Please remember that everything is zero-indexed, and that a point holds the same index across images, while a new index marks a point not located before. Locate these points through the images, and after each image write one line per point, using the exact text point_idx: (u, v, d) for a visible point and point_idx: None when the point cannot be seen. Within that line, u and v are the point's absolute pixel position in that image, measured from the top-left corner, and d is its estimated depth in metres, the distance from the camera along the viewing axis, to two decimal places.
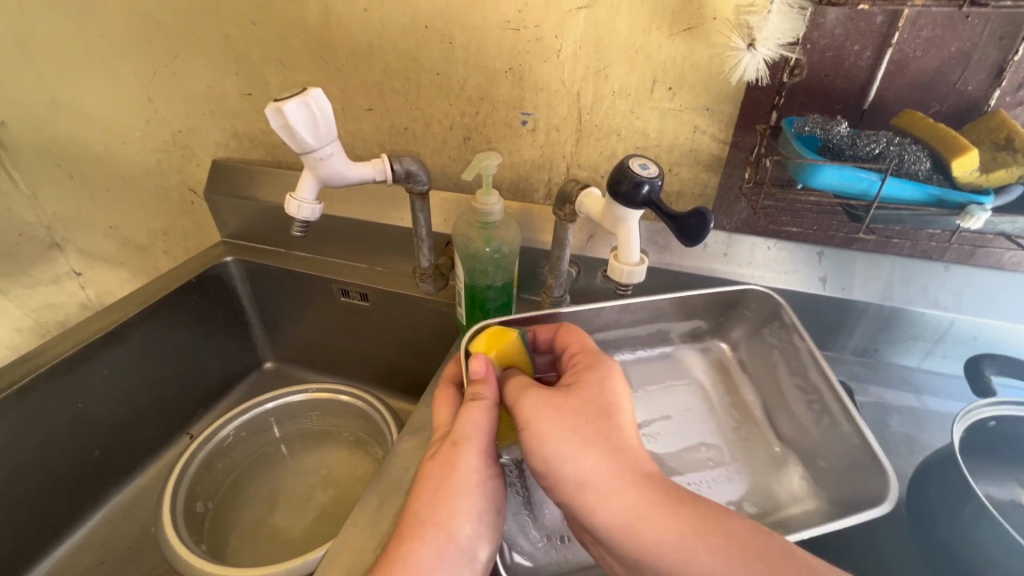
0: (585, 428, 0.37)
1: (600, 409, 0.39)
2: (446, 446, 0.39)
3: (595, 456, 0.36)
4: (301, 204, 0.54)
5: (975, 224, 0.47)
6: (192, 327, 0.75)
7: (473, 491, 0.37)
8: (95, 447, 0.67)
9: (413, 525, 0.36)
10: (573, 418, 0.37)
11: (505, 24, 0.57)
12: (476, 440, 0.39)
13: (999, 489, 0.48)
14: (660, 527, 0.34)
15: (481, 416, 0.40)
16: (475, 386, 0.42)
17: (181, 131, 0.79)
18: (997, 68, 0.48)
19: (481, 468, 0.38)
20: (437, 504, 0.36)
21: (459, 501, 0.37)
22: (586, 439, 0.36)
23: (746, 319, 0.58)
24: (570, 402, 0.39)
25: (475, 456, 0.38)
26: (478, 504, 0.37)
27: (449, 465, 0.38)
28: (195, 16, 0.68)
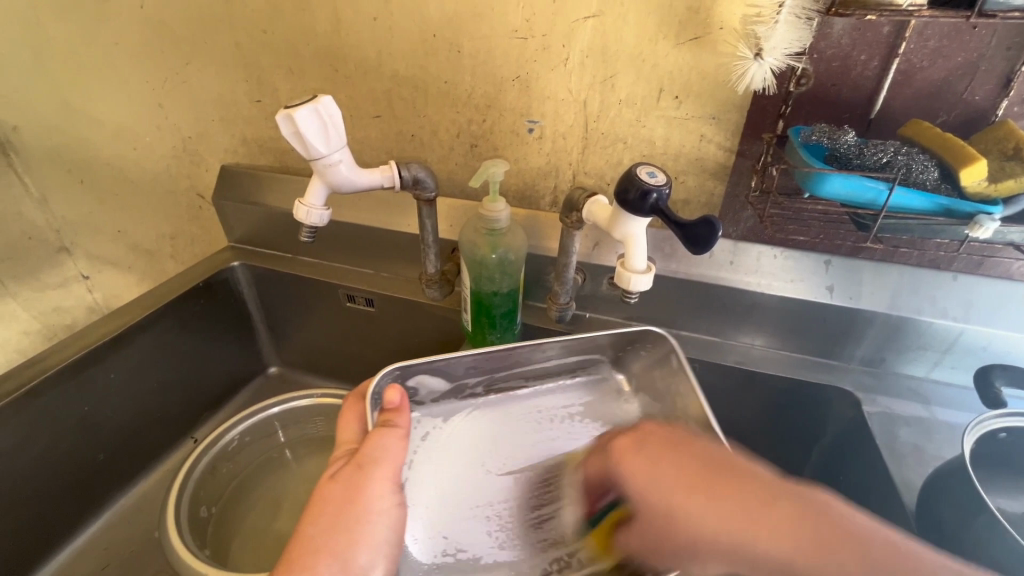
0: (712, 512, 0.35)
1: (685, 470, 0.37)
2: (351, 469, 0.40)
3: (725, 528, 0.34)
4: (310, 210, 0.55)
5: (984, 234, 0.46)
6: (199, 332, 0.76)
7: (374, 518, 0.39)
8: (102, 450, 0.68)
9: (305, 550, 0.37)
10: (688, 512, 0.35)
11: (513, 33, 0.58)
12: (386, 463, 0.41)
13: (1012, 502, 0.47)
14: (724, 519, 0.35)
15: (389, 441, 0.42)
16: (386, 415, 0.44)
17: (190, 137, 0.80)
18: (1005, 78, 0.48)
19: (387, 494, 0.40)
20: (333, 530, 0.38)
21: (358, 530, 0.38)
22: (708, 505, 0.35)
23: (648, 356, 0.54)
24: (661, 499, 0.36)
25: (382, 481, 0.40)
26: (376, 534, 0.38)
27: (353, 491, 0.39)
28: (206, 23, 0.68)
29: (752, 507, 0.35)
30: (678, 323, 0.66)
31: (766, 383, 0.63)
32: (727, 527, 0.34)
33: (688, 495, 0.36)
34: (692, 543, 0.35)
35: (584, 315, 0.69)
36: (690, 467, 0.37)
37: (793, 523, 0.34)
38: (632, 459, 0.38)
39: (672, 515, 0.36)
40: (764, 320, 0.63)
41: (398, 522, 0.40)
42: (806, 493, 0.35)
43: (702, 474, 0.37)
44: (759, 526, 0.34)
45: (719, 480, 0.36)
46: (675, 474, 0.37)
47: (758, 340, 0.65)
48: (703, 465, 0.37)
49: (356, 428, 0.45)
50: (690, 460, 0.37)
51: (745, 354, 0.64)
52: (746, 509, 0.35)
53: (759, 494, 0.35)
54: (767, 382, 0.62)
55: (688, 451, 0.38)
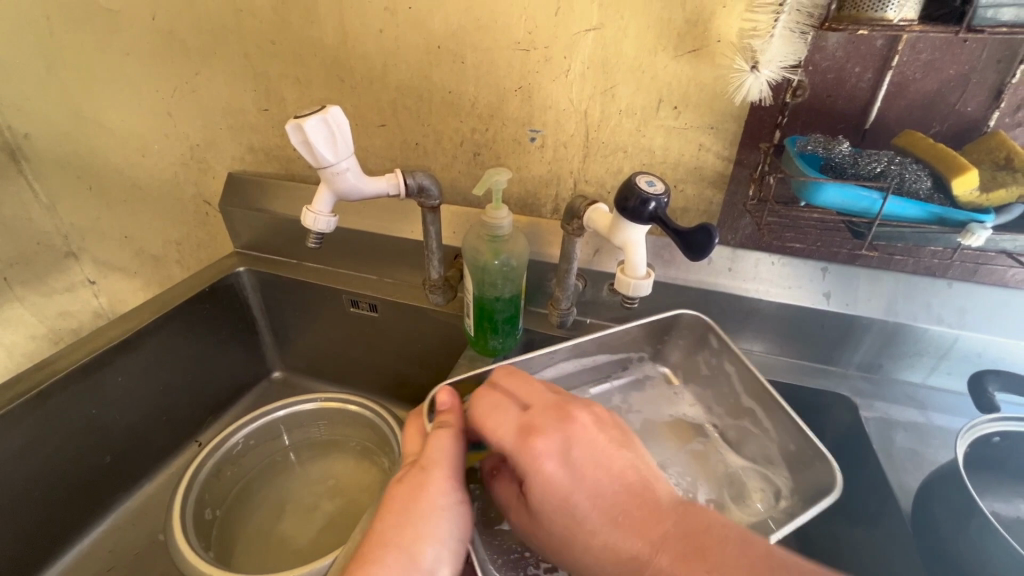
0: (613, 530, 0.36)
1: (601, 494, 0.37)
2: (415, 471, 0.41)
3: (617, 533, 0.36)
4: (317, 217, 0.56)
5: (975, 241, 0.47)
6: (205, 336, 0.77)
7: (441, 513, 0.39)
8: (108, 453, 0.68)
9: (376, 545, 0.37)
10: (588, 516, 0.37)
11: (515, 45, 0.59)
12: (444, 464, 0.41)
13: (1006, 506, 0.48)
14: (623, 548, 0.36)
15: (445, 440, 0.42)
16: (441, 417, 0.44)
17: (198, 145, 0.81)
18: (996, 90, 0.50)
19: (449, 491, 0.40)
20: (402, 525, 0.38)
21: (422, 525, 0.38)
22: (614, 534, 0.36)
23: (683, 343, 0.59)
24: (568, 508, 0.37)
25: (444, 480, 0.40)
26: (443, 528, 0.38)
27: (416, 489, 0.39)
28: (216, 35, 0.70)
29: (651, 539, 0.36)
30: None
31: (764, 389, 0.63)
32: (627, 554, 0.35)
33: (597, 523, 0.36)
34: (580, 543, 0.36)
35: (585, 320, 0.70)
36: (600, 483, 0.38)
37: (678, 549, 0.35)
38: (552, 463, 0.38)
39: (581, 537, 0.36)
40: (763, 326, 0.64)
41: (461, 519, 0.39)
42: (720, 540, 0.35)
43: (616, 494, 0.37)
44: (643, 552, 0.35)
45: (632, 509, 0.37)
46: (585, 493, 0.37)
47: (757, 347, 0.65)
48: (619, 495, 0.38)
49: (417, 439, 0.46)
50: (604, 479, 0.38)
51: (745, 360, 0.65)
52: (644, 527, 0.36)
53: (648, 508, 0.37)
54: (766, 387, 0.63)
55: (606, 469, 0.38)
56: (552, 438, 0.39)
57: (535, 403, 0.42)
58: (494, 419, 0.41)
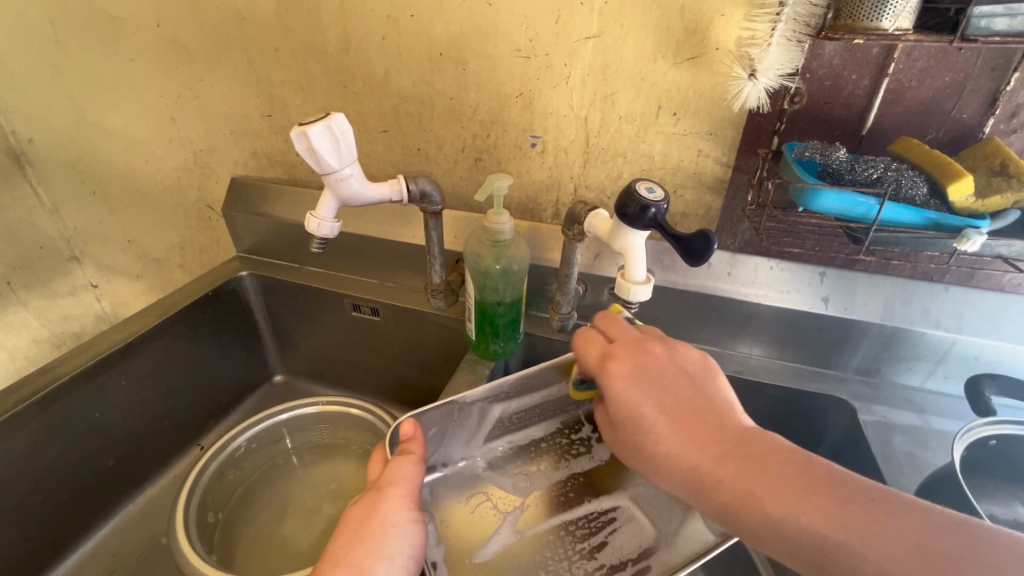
0: (680, 436, 0.40)
1: (675, 407, 0.42)
2: (371, 493, 0.42)
3: (683, 443, 0.40)
4: (320, 222, 0.56)
5: (971, 246, 0.48)
6: (207, 340, 0.77)
7: (393, 530, 0.39)
8: (111, 456, 0.69)
9: (329, 563, 0.37)
10: (658, 427, 0.41)
11: (516, 52, 0.60)
12: (404, 485, 0.42)
13: (1002, 509, 0.48)
14: (688, 454, 0.39)
15: (404, 464, 0.44)
16: (403, 445, 0.46)
17: (202, 150, 0.82)
18: (990, 97, 0.50)
19: (404, 509, 0.41)
20: (354, 543, 0.38)
21: (377, 541, 0.38)
22: (682, 441, 0.40)
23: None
24: (642, 422, 0.42)
25: (401, 499, 0.41)
26: (395, 545, 0.39)
27: (372, 509, 0.40)
28: (220, 41, 0.71)
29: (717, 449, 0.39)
30: (677, 332, 0.68)
31: (764, 392, 0.64)
32: (691, 459, 0.39)
33: (667, 431, 0.41)
34: (652, 454, 0.41)
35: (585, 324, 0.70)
36: (670, 401, 0.42)
37: (736, 462, 0.38)
38: (626, 383, 0.43)
39: (650, 440, 0.41)
40: (762, 330, 0.64)
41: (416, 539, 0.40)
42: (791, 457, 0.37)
43: (684, 413, 0.41)
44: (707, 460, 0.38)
45: (705, 425, 0.40)
46: (659, 404, 0.42)
47: (756, 350, 0.66)
48: (693, 412, 0.41)
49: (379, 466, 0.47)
50: (680, 398, 0.42)
51: (744, 363, 0.65)
52: (710, 440, 0.39)
53: (712, 425, 0.40)
54: (765, 391, 0.63)
55: (683, 392, 0.42)
56: (630, 365, 0.44)
57: (621, 338, 0.48)
58: (586, 346, 0.48)
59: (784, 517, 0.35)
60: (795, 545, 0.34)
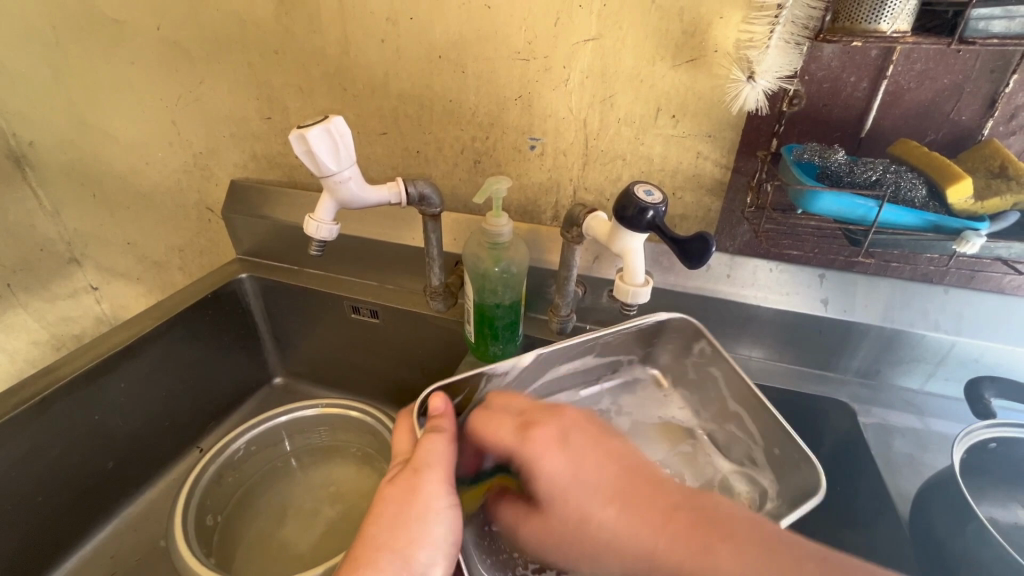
0: (610, 509, 0.34)
1: (598, 476, 0.36)
2: (406, 474, 0.40)
3: (624, 519, 0.34)
4: (319, 225, 0.56)
5: (970, 249, 0.48)
6: (207, 342, 0.77)
7: (432, 519, 0.38)
8: (110, 458, 0.69)
9: (367, 548, 0.37)
10: (593, 505, 0.35)
11: (516, 55, 0.60)
12: (438, 467, 0.40)
13: (1003, 511, 0.48)
14: (626, 528, 0.34)
15: (439, 444, 0.41)
16: (434, 421, 0.43)
17: (201, 152, 0.82)
18: (990, 99, 0.50)
19: (443, 495, 0.39)
20: (394, 528, 0.37)
21: (416, 529, 0.37)
22: (614, 515, 0.34)
23: (672, 346, 0.58)
24: (573, 501, 0.35)
25: (437, 484, 0.39)
26: (434, 533, 0.37)
27: (409, 494, 0.39)
28: (220, 44, 0.71)
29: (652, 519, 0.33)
30: None
31: (763, 395, 0.64)
32: (627, 534, 0.33)
33: (594, 507, 0.35)
34: (591, 537, 0.35)
35: (585, 326, 0.70)
36: (603, 472, 0.36)
37: (686, 527, 0.33)
38: (554, 453, 0.38)
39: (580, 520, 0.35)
40: (761, 332, 0.64)
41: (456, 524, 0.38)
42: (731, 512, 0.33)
43: (619, 484, 0.36)
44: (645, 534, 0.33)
45: (634, 491, 0.35)
46: (580, 476, 0.36)
47: (756, 352, 0.66)
48: (615, 479, 0.36)
49: (408, 439, 0.45)
50: (605, 465, 0.37)
51: (743, 365, 0.65)
52: (652, 514, 0.34)
53: (648, 495, 0.35)
54: (765, 393, 0.63)
55: (602, 457, 0.37)
56: (545, 432, 0.39)
57: (528, 409, 0.43)
58: (494, 429, 0.41)
59: None
60: None
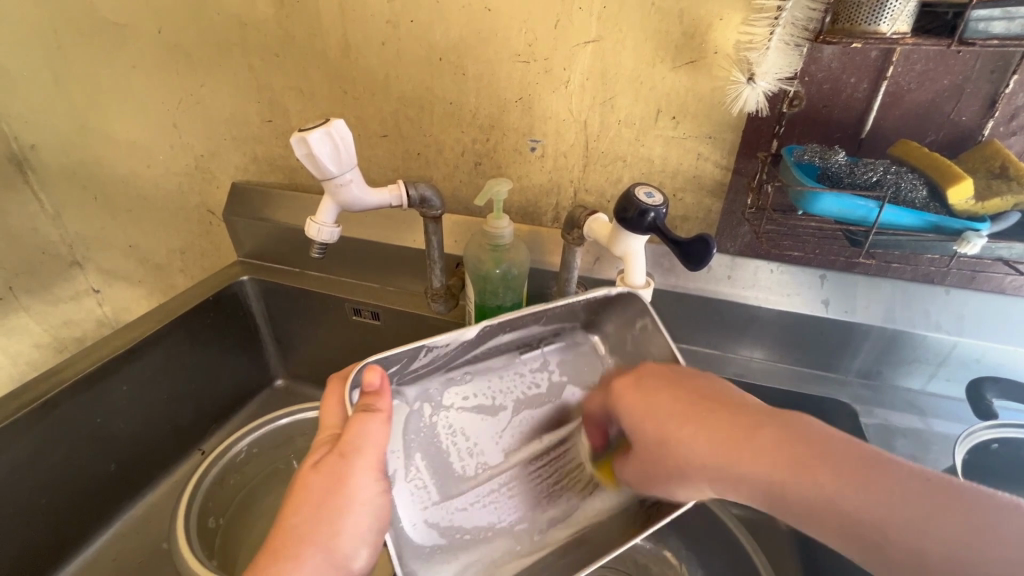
0: (704, 433, 0.39)
1: (691, 404, 0.41)
2: (334, 458, 0.38)
3: (694, 436, 0.39)
4: (321, 228, 0.56)
5: (971, 250, 0.48)
6: (208, 345, 0.77)
7: (358, 509, 0.38)
8: (113, 461, 0.69)
9: (292, 540, 0.37)
10: (670, 427, 0.40)
11: (516, 57, 0.60)
12: (368, 453, 0.39)
13: None
14: (724, 448, 0.38)
15: (373, 426, 0.39)
16: (367, 398, 0.40)
17: (203, 155, 0.82)
18: (990, 99, 0.50)
19: (370, 483, 0.39)
20: (319, 520, 0.37)
21: (342, 519, 0.37)
22: (708, 437, 0.39)
23: (618, 317, 0.53)
24: (651, 428, 0.42)
25: (367, 471, 0.39)
26: (358, 523, 0.38)
27: (336, 480, 0.38)
28: (221, 48, 0.71)
29: (751, 440, 0.37)
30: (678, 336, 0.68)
31: (765, 396, 0.64)
32: (720, 454, 0.38)
33: (691, 435, 0.39)
34: (667, 453, 0.40)
35: None
36: (679, 402, 0.41)
37: (774, 440, 0.37)
38: (630, 392, 0.44)
39: (674, 446, 0.40)
40: (763, 333, 0.64)
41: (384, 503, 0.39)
42: (818, 429, 0.37)
43: (695, 404, 0.41)
44: (751, 456, 0.37)
45: (727, 419, 0.39)
46: (672, 413, 0.41)
47: (757, 353, 0.66)
48: (708, 407, 0.40)
49: (338, 412, 0.42)
50: (693, 397, 0.41)
51: (744, 366, 0.65)
52: (718, 428, 0.39)
53: (719, 416, 0.39)
54: (766, 394, 0.63)
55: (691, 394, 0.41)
56: (630, 384, 0.44)
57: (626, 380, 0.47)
58: (590, 399, 0.51)
59: (846, 503, 0.33)
60: (855, 524, 0.33)
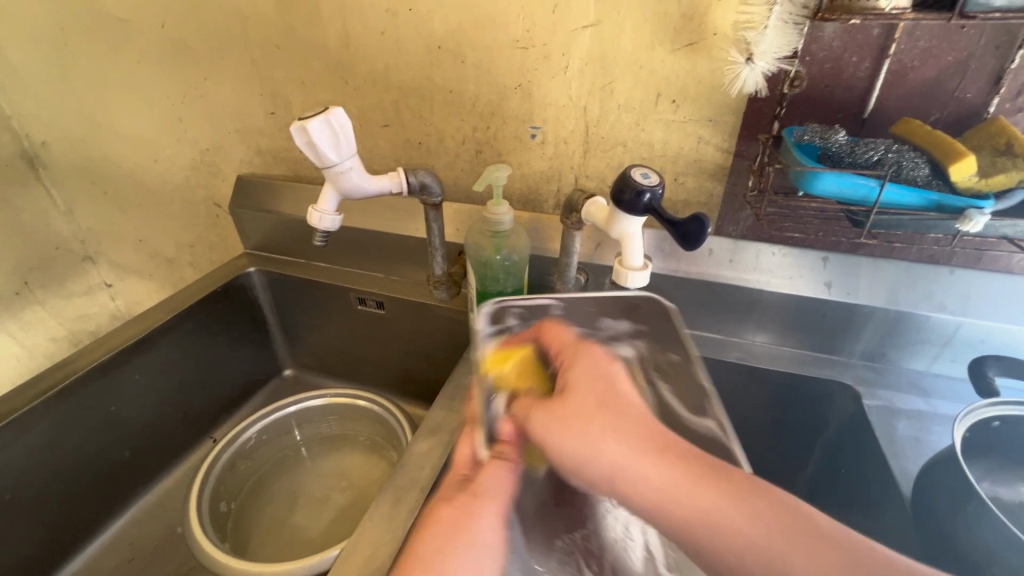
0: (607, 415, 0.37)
1: (607, 391, 0.39)
2: (463, 496, 0.37)
3: (618, 437, 0.36)
4: (322, 215, 0.57)
5: (974, 228, 0.47)
6: (216, 335, 0.79)
7: (482, 551, 0.35)
8: (127, 448, 0.71)
9: (416, 569, 0.34)
10: (590, 409, 0.37)
11: (514, 43, 0.60)
12: (499, 500, 0.37)
13: (1008, 489, 0.49)
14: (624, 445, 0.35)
15: (500, 473, 0.38)
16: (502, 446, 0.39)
17: (208, 149, 0.83)
18: (995, 76, 0.50)
19: (495, 527, 0.37)
20: (444, 556, 0.34)
21: (465, 557, 0.35)
22: (608, 424, 0.36)
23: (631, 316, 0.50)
24: (577, 400, 0.38)
25: (493, 516, 0.37)
26: (483, 568, 0.35)
27: (464, 518, 0.36)
28: (224, 42, 0.72)
29: (692, 469, 0.34)
30: None
31: (769, 379, 0.64)
32: (621, 450, 0.35)
33: (593, 415, 0.37)
34: (568, 444, 0.36)
35: None
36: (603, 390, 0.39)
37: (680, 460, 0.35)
38: (576, 372, 0.41)
39: (578, 421, 0.37)
40: (767, 316, 0.64)
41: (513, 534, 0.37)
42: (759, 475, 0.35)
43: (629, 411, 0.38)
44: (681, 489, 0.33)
45: (643, 421, 0.37)
46: (594, 387, 0.39)
47: (761, 337, 0.66)
48: (632, 407, 0.38)
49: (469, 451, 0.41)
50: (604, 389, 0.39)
51: (749, 350, 0.65)
52: (642, 430, 0.36)
53: (656, 435, 0.36)
54: (769, 377, 0.63)
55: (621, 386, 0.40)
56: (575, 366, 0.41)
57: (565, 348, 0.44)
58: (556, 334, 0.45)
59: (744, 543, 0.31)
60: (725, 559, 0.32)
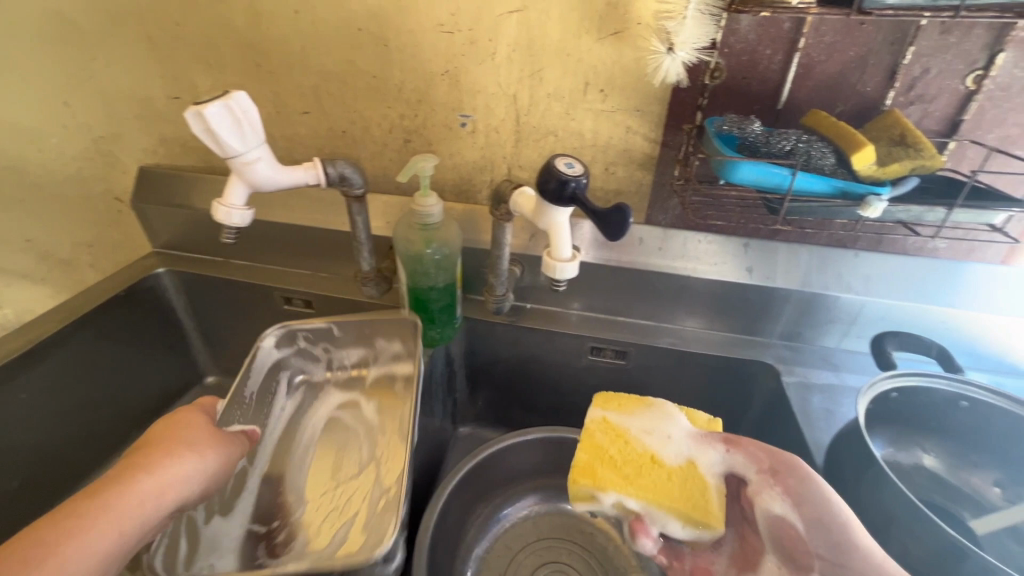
0: None
1: None
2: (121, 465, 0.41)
3: None
4: (230, 211, 0.53)
5: (874, 213, 0.50)
6: (123, 343, 0.72)
7: (127, 517, 0.38)
8: (17, 475, 0.62)
9: (61, 520, 0.35)
10: None
11: (439, 27, 0.58)
12: (160, 476, 0.40)
13: (906, 455, 0.54)
14: None
15: (181, 458, 0.42)
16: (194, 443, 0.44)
17: (103, 137, 0.75)
18: (890, 71, 0.53)
19: (150, 493, 0.39)
20: (99, 504, 0.37)
21: (114, 513, 0.37)
22: None
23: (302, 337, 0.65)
24: None
25: (149, 484, 0.40)
26: (120, 522, 0.37)
27: (134, 481, 0.39)
28: (114, 17, 0.65)
29: None
30: (614, 308, 0.69)
31: (698, 362, 0.66)
32: None
33: None
34: None
35: (525, 305, 0.71)
36: None
37: None
38: None
39: None
40: (695, 302, 0.66)
41: (189, 489, 0.42)
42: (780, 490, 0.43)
43: None
44: None
45: None
46: None
47: (691, 322, 0.68)
48: None
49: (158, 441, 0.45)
50: None
51: (679, 335, 0.67)
52: None
53: None
54: (698, 360, 0.66)
55: None
56: None
57: None
58: None
59: None
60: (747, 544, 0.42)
